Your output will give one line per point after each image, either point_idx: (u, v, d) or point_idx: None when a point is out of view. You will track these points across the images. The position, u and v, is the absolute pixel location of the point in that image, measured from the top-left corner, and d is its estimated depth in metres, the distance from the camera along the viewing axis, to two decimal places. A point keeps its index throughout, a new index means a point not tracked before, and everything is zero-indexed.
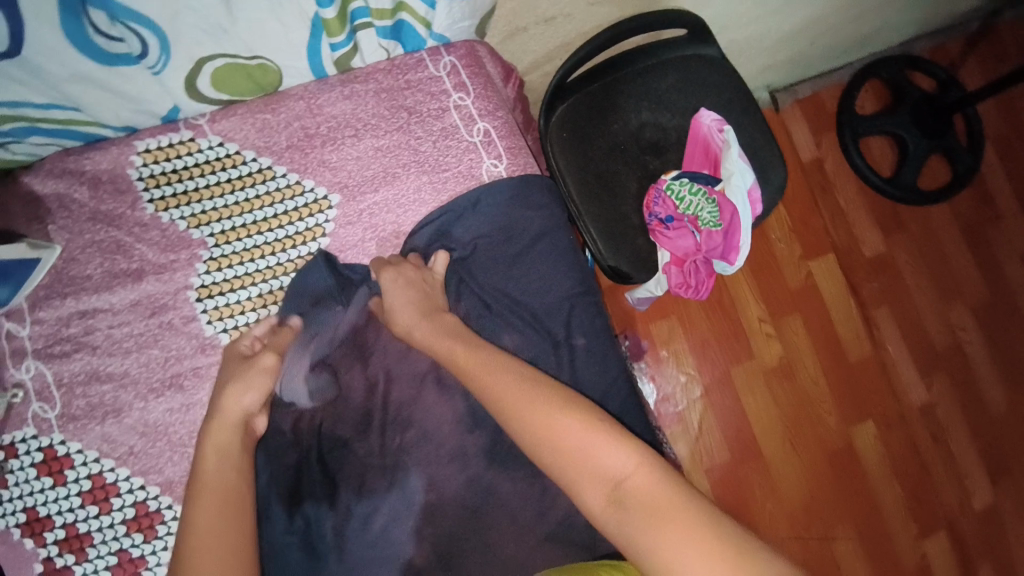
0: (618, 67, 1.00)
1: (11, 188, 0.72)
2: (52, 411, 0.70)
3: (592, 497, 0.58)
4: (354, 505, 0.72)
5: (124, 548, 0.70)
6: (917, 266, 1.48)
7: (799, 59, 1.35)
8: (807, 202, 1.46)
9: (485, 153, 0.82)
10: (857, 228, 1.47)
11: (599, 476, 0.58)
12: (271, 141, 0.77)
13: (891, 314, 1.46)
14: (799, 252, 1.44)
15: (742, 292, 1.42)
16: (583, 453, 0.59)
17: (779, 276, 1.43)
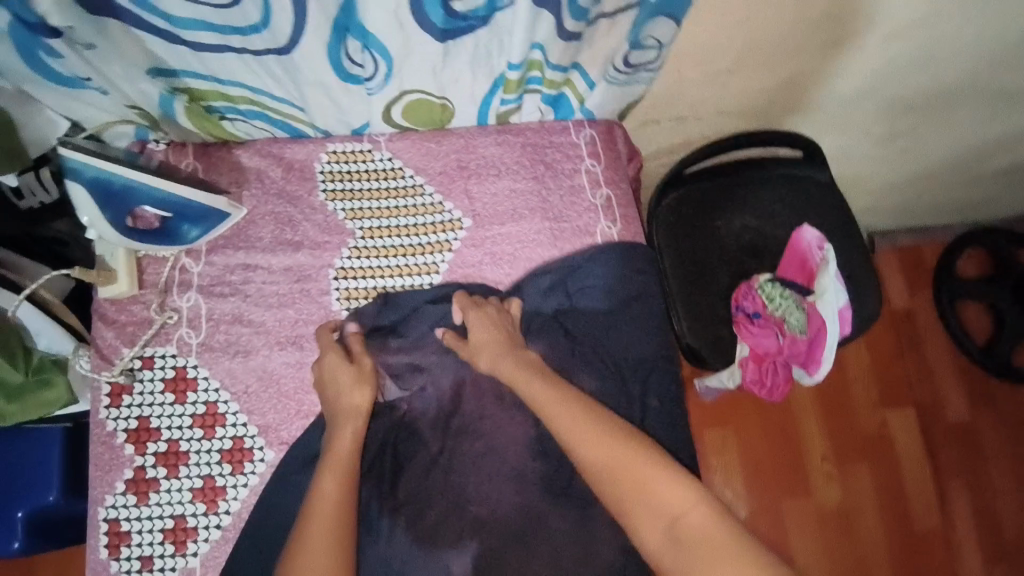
0: (732, 171, 1.10)
1: (225, 155, 0.88)
2: (195, 338, 0.82)
3: (649, 530, 0.67)
4: (415, 493, 0.78)
5: (211, 476, 0.77)
6: (1003, 447, 1.40)
7: (908, 206, 1.39)
8: (891, 347, 1.43)
9: (602, 215, 0.92)
10: (941, 389, 1.42)
11: (658, 513, 0.68)
12: (428, 166, 0.91)
13: (967, 491, 1.36)
14: (876, 395, 1.40)
15: (809, 420, 1.38)
16: (645, 490, 0.68)
17: (851, 415, 1.38)
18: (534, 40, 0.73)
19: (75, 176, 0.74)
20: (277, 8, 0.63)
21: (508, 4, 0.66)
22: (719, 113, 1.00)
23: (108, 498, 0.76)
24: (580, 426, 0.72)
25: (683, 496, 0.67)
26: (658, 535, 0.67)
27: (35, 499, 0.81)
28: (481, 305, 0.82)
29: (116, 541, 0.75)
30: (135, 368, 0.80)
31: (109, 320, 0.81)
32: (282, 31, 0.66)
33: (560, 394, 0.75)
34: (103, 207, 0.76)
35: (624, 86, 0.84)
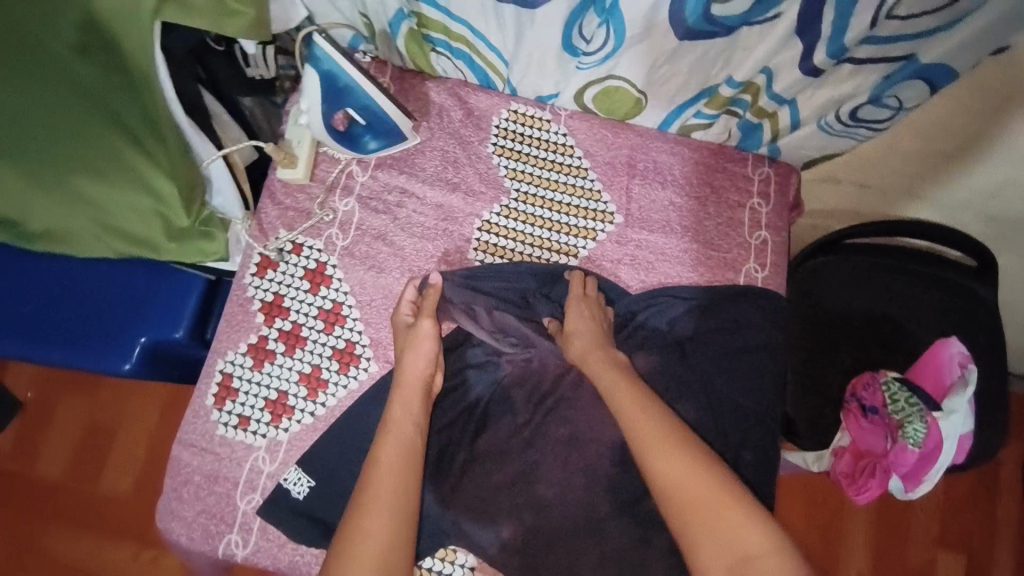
0: (892, 257, 1.02)
1: (415, 85, 0.92)
2: (341, 241, 0.87)
3: (715, 563, 0.63)
4: (491, 453, 0.81)
5: (319, 367, 0.83)
6: None
7: None
8: (967, 492, 1.31)
9: (754, 256, 0.89)
10: (1008, 554, 1.29)
11: (727, 543, 0.63)
12: (598, 152, 0.91)
13: None
14: (935, 534, 1.29)
15: (857, 534, 1.29)
16: (716, 520, 0.65)
17: (902, 545, 1.29)
18: (767, 64, 0.71)
19: (313, 62, 0.77)
20: None
21: (763, 22, 0.65)
22: (905, 194, 0.94)
23: (229, 353, 0.82)
24: (655, 432, 0.71)
25: (757, 533, 0.64)
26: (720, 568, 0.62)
27: (162, 332, 0.85)
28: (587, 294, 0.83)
29: (224, 393, 0.81)
30: (285, 250, 0.86)
31: (276, 199, 0.88)
32: None
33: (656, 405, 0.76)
34: (323, 100, 0.79)
35: (835, 136, 0.81)
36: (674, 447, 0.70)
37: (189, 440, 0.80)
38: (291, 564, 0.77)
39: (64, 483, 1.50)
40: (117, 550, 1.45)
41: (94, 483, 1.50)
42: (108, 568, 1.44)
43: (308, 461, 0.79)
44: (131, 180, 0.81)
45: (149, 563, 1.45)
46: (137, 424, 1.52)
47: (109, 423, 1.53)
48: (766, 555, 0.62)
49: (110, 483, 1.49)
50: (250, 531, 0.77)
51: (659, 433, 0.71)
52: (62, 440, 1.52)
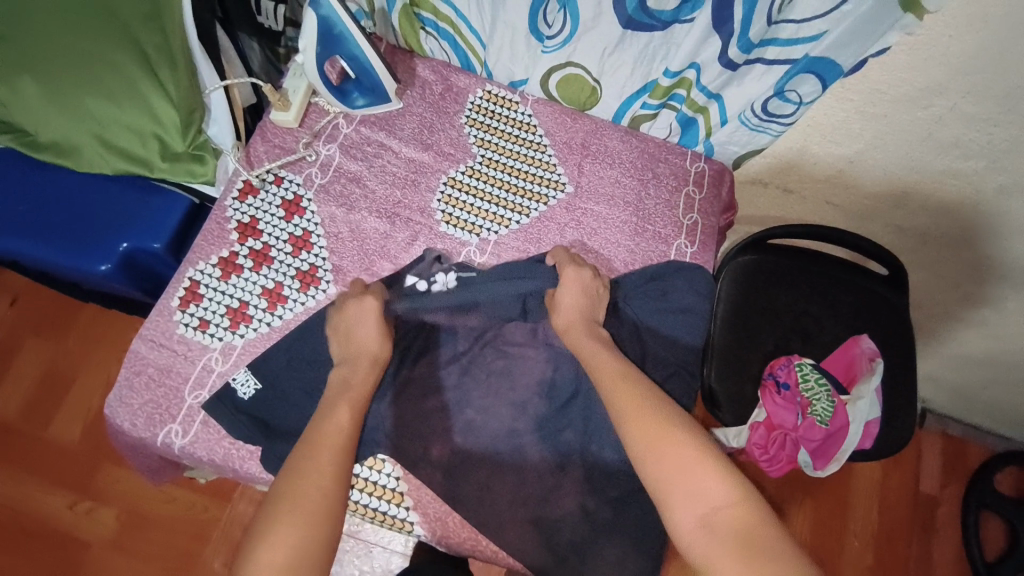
0: (815, 260, 1.14)
1: (406, 60, 1.05)
2: (320, 179, 0.97)
3: (681, 514, 0.67)
4: (429, 376, 0.87)
5: (281, 284, 0.90)
6: None
7: (965, 391, 1.41)
8: (902, 527, 1.43)
9: (685, 234, 0.99)
10: None
11: (694, 497, 0.67)
12: (558, 133, 1.04)
13: None
14: (868, 563, 1.39)
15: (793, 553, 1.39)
16: (680, 476, 0.68)
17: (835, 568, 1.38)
18: (695, 58, 0.85)
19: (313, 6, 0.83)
20: None
21: (689, 20, 0.80)
22: (823, 200, 1.07)
23: (200, 263, 0.90)
24: (623, 397, 0.76)
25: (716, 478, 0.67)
26: (690, 520, 0.66)
27: (142, 241, 0.93)
28: (577, 264, 0.89)
29: (190, 297, 0.88)
30: (267, 180, 0.95)
31: (266, 137, 0.97)
32: None
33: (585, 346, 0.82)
34: (320, 45, 0.88)
35: (753, 130, 0.95)
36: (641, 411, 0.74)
37: (150, 336, 0.86)
38: (227, 459, 0.82)
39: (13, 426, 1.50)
40: (54, 498, 1.44)
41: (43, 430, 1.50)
42: (42, 514, 1.43)
43: (256, 365, 0.85)
44: (137, 102, 0.91)
45: (83, 515, 1.43)
46: (98, 376, 1.55)
47: (68, 372, 1.55)
48: (730, 504, 0.66)
49: (59, 431, 1.50)
50: (193, 422, 0.82)
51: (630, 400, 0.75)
52: (18, 383, 1.54)
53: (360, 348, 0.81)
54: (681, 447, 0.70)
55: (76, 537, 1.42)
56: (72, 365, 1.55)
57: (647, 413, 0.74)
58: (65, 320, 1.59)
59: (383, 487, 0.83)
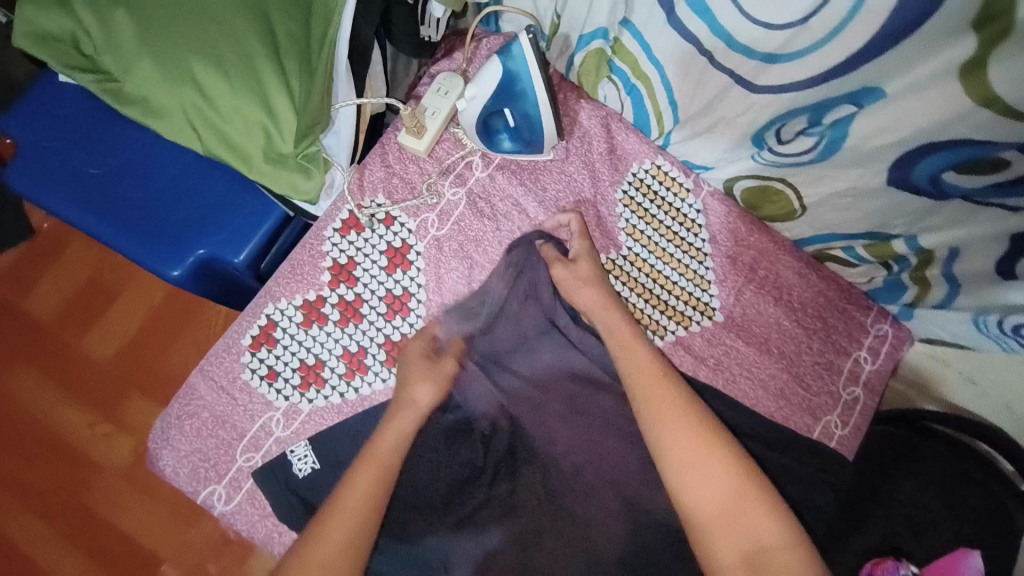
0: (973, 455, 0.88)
1: (569, 99, 0.84)
2: (435, 230, 0.80)
3: (723, 538, 0.62)
4: (504, 506, 0.74)
5: (366, 350, 0.77)
6: None
7: None
8: None
9: (839, 411, 0.83)
10: None
11: (743, 533, 0.62)
12: (724, 242, 0.85)
13: None
14: None
15: None
16: (722, 501, 0.63)
17: None
18: (960, 244, 0.65)
19: (504, 56, 0.69)
20: (806, 62, 0.56)
21: (984, 206, 0.59)
22: (1003, 403, 0.91)
23: (281, 300, 0.76)
24: (666, 399, 0.69)
25: (775, 531, 0.61)
26: (734, 553, 0.61)
27: (223, 252, 0.79)
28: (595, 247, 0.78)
29: (262, 339, 0.76)
30: (376, 217, 0.79)
31: (386, 160, 0.81)
32: (772, 76, 0.59)
33: (649, 360, 0.72)
34: (493, 96, 0.72)
35: (982, 334, 0.74)
36: (694, 443, 0.66)
37: (212, 373, 0.75)
38: (267, 538, 0.74)
39: (44, 326, 1.31)
40: (76, 409, 1.27)
41: (77, 338, 1.31)
42: (57, 426, 1.26)
43: (320, 438, 0.75)
44: (251, 84, 0.74)
45: (101, 438, 1.25)
46: (141, 298, 1.33)
47: (113, 286, 1.32)
48: (775, 546, 0.60)
49: (92, 343, 1.30)
50: (238, 490, 0.73)
51: (679, 430, 0.67)
52: (59, 281, 1.33)
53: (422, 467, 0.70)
54: (730, 474, 0.64)
55: (91, 459, 1.24)
56: (118, 280, 1.33)
57: (683, 413, 0.68)
58: (57, 247, 1.35)
59: None
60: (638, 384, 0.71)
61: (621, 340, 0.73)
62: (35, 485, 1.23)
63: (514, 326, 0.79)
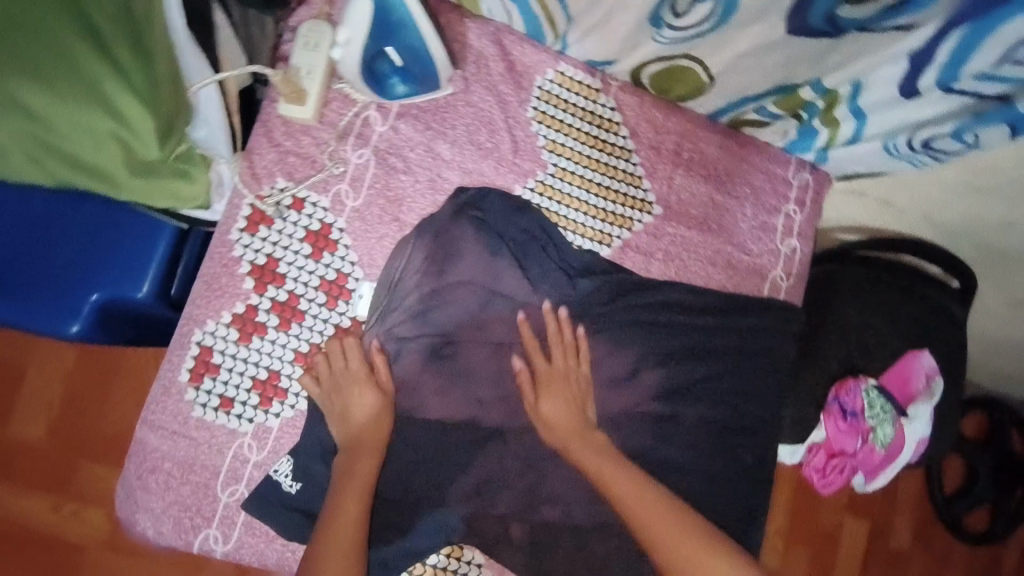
0: (885, 268, 1.03)
1: (453, 22, 0.77)
2: (351, 200, 0.74)
3: None
4: (503, 449, 0.76)
5: (318, 346, 0.72)
6: None
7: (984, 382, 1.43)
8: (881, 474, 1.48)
9: (782, 265, 0.88)
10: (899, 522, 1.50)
11: None
12: (645, 134, 0.84)
13: None
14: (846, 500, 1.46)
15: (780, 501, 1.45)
16: None
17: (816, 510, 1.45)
18: (861, 75, 0.68)
19: None
20: None
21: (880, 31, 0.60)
22: (920, 215, 0.98)
23: (209, 322, 0.69)
24: (645, 509, 0.72)
25: None
26: None
27: (120, 289, 0.69)
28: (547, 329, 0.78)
29: (201, 368, 0.69)
30: (283, 205, 0.71)
31: (273, 138, 0.72)
32: None
33: (617, 472, 0.74)
34: (371, 33, 0.67)
35: (894, 158, 0.78)
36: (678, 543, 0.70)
37: (159, 422, 0.68)
38: (282, 559, 0.72)
39: None
40: (23, 496, 1.12)
41: (0, 427, 1.14)
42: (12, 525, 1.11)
43: (302, 449, 0.71)
44: (86, 92, 0.60)
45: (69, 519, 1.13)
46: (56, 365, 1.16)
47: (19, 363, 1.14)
48: None
49: (19, 427, 1.13)
50: (233, 525, 0.70)
51: (661, 533, 0.70)
52: None
53: (371, 428, 0.70)
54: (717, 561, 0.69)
55: (66, 544, 1.12)
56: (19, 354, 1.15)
57: (663, 513, 0.71)
58: None
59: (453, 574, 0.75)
60: (622, 505, 0.72)
61: (587, 458, 0.75)
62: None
63: (466, 284, 0.76)
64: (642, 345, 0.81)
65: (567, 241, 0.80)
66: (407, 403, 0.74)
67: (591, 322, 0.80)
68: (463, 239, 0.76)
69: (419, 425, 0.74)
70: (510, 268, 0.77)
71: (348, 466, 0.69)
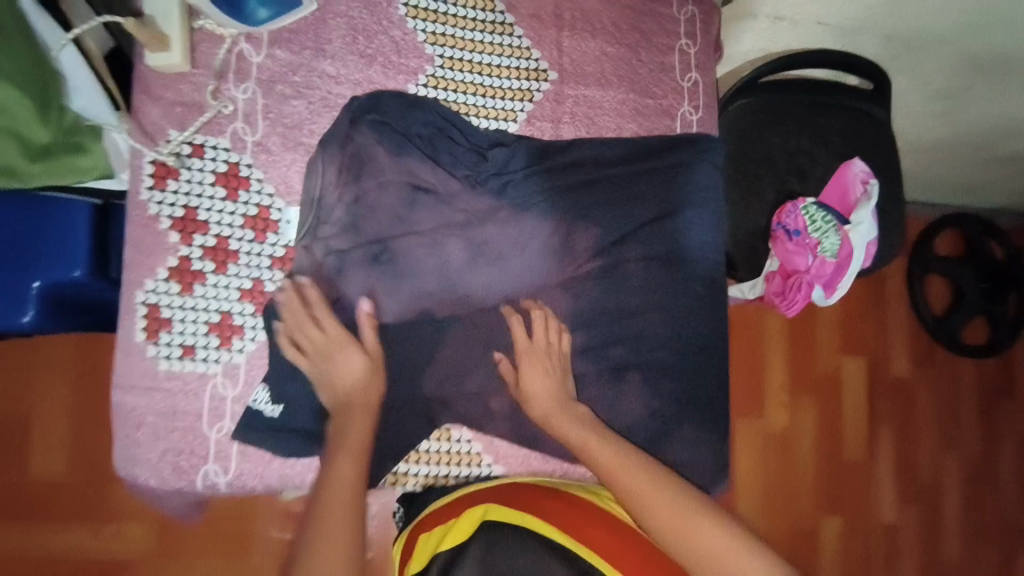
0: (794, 89, 1.07)
1: None
2: (250, 135, 0.76)
3: None
4: (462, 333, 0.80)
5: (261, 281, 0.75)
6: (931, 406, 1.61)
7: (936, 184, 1.45)
8: (860, 307, 1.56)
9: (687, 100, 0.90)
10: (892, 349, 1.58)
11: None
12: (522, 5, 0.84)
13: (895, 435, 1.58)
14: (837, 343, 1.54)
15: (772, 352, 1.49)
16: (719, 561, 0.66)
17: (813, 357, 1.52)
18: None
19: None
20: None
21: None
22: (814, 23, 0.99)
23: (147, 282, 0.72)
24: (636, 483, 0.71)
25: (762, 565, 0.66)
26: None
27: (56, 272, 0.71)
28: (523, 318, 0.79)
29: (155, 326, 0.72)
30: (184, 153, 0.73)
31: (153, 94, 0.73)
32: None
33: (604, 447, 0.74)
34: None
35: None
36: (673, 515, 0.69)
37: (129, 383, 0.71)
38: (283, 478, 0.76)
39: None
40: (58, 534, 1.11)
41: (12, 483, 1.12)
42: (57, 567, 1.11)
43: (271, 376, 0.74)
44: None
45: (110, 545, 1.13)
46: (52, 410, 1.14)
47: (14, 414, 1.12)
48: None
49: (33, 475, 1.12)
50: (229, 457, 0.74)
51: (655, 503, 0.70)
52: None
53: (358, 401, 0.72)
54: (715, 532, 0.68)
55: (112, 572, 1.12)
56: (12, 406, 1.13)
57: (655, 487, 0.71)
58: None
59: (449, 453, 0.81)
60: (613, 478, 0.73)
61: (573, 435, 0.75)
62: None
63: (386, 190, 0.78)
64: (571, 207, 0.82)
65: (472, 125, 0.81)
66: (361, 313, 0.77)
67: (516, 201, 0.81)
68: (373, 148, 0.77)
69: (376, 331, 0.78)
70: (423, 162, 0.79)
71: (342, 431, 0.71)
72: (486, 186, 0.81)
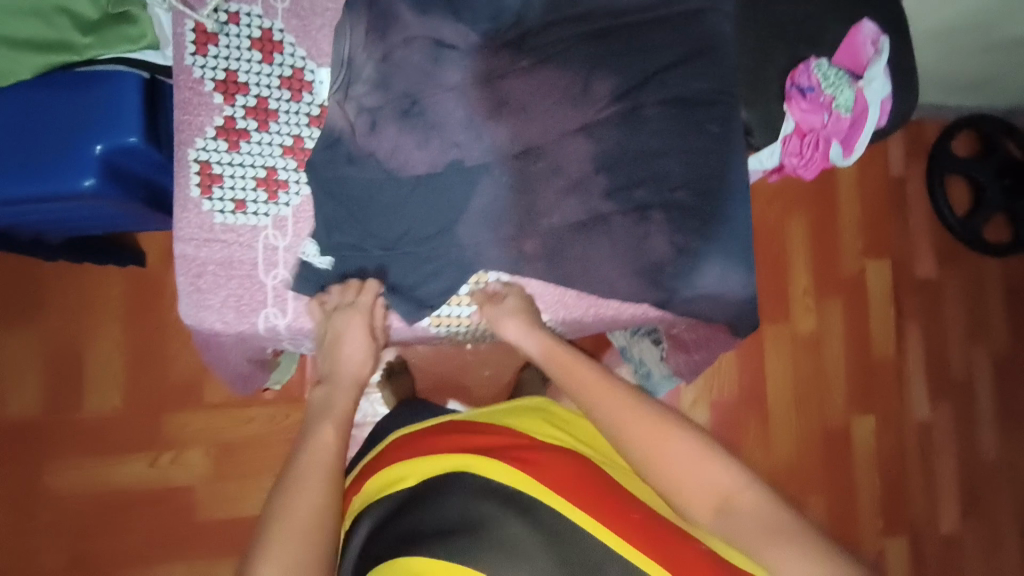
0: None
1: None
2: (279, 2, 0.81)
3: (692, 500, 0.63)
4: (491, 183, 0.84)
5: (302, 138, 0.81)
6: (958, 299, 1.60)
7: None
8: (884, 202, 1.55)
9: None
10: (917, 248, 1.58)
11: (709, 489, 0.62)
12: None
13: (922, 332, 1.57)
14: (861, 246, 1.52)
15: (796, 248, 1.49)
16: (682, 469, 0.64)
17: (838, 255, 1.51)
18: None
19: None
20: None
21: None
22: None
23: (197, 140, 0.77)
24: (601, 395, 0.72)
25: (726, 473, 0.62)
26: (708, 508, 0.62)
27: (114, 137, 0.76)
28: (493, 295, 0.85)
29: (208, 180, 0.77)
30: (222, 19, 0.78)
31: None
32: None
33: (572, 364, 0.76)
34: None
35: None
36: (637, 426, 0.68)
37: (188, 235, 0.77)
38: None
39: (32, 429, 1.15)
40: (117, 456, 1.17)
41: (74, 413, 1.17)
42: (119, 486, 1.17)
43: (318, 226, 0.80)
44: None
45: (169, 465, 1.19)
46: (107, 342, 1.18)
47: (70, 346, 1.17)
48: (745, 488, 0.61)
49: (92, 402, 1.17)
50: (285, 300, 0.80)
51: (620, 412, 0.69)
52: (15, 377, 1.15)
53: (346, 376, 0.78)
54: (682, 442, 0.65)
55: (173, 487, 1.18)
56: (70, 337, 1.17)
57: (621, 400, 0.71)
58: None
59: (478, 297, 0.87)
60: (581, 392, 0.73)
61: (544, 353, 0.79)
62: (131, 534, 1.16)
63: (409, 46, 0.81)
64: (588, 57, 0.85)
65: None
66: (395, 166, 0.81)
67: (534, 53, 0.84)
68: (396, 8, 0.81)
69: (409, 183, 0.81)
70: (445, 18, 0.82)
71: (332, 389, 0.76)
72: (503, 40, 0.84)
